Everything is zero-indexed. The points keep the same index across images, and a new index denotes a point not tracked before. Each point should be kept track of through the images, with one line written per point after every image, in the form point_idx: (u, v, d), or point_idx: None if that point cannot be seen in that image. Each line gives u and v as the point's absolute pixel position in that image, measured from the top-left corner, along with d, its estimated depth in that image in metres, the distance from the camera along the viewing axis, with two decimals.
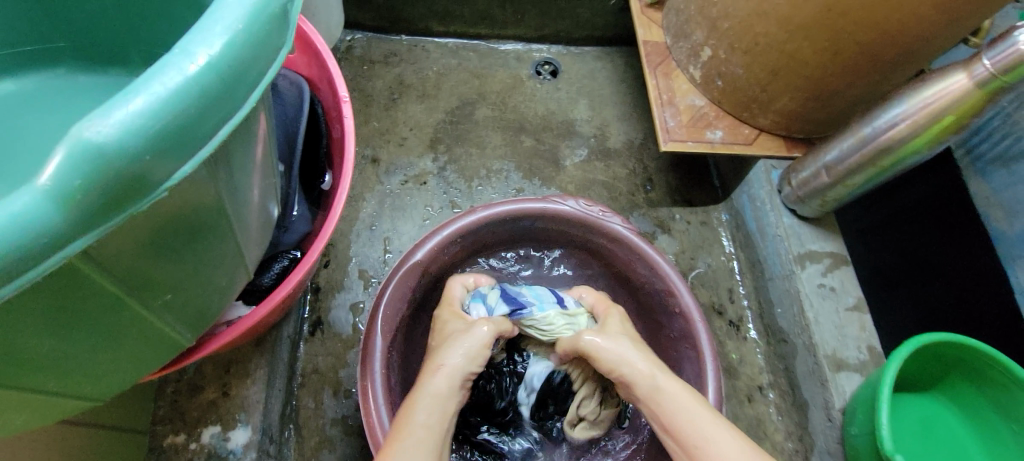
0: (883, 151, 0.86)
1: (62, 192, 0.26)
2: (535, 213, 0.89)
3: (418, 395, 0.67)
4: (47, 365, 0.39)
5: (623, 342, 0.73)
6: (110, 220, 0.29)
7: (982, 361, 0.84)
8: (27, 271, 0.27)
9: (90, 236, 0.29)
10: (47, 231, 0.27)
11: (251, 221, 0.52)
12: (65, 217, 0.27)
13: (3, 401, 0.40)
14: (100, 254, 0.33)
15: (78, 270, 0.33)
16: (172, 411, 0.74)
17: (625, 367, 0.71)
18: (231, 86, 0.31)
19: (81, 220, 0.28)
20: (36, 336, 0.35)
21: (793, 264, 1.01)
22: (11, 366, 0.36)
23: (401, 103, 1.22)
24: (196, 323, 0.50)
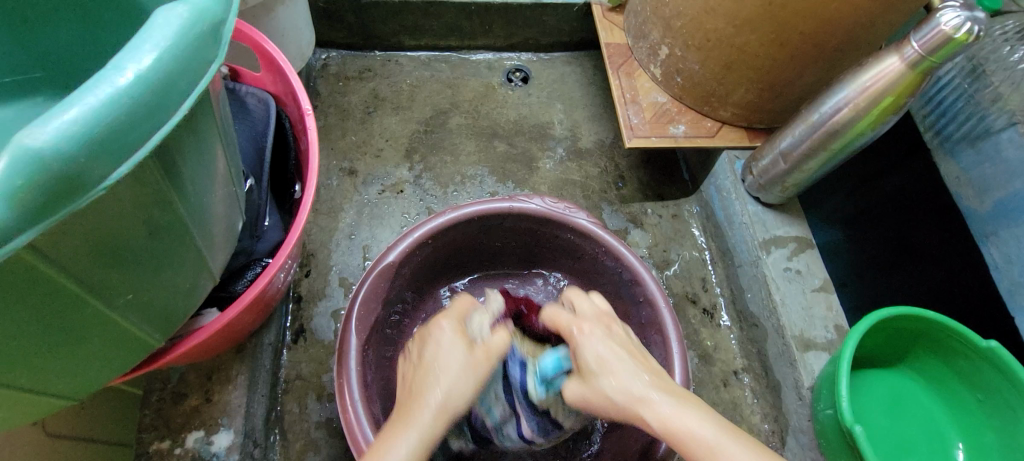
0: (832, 135, 0.90)
1: (7, 193, 0.30)
2: (501, 212, 0.92)
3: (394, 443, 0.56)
4: (17, 360, 0.43)
5: (623, 362, 0.63)
6: (52, 217, 0.33)
7: (941, 333, 0.87)
8: None
9: (30, 234, 0.32)
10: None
11: (215, 226, 0.56)
12: (10, 214, 0.31)
13: None
14: (58, 252, 0.38)
15: (37, 268, 0.37)
16: (157, 418, 0.77)
17: (621, 379, 0.61)
18: (162, 96, 0.35)
19: (24, 217, 0.31)
20: (7, 330, 0.39)
21: (759, 249, 1.04)
22: None
23: (377, 115, 1.26)
24: (163, 324, 0.54)
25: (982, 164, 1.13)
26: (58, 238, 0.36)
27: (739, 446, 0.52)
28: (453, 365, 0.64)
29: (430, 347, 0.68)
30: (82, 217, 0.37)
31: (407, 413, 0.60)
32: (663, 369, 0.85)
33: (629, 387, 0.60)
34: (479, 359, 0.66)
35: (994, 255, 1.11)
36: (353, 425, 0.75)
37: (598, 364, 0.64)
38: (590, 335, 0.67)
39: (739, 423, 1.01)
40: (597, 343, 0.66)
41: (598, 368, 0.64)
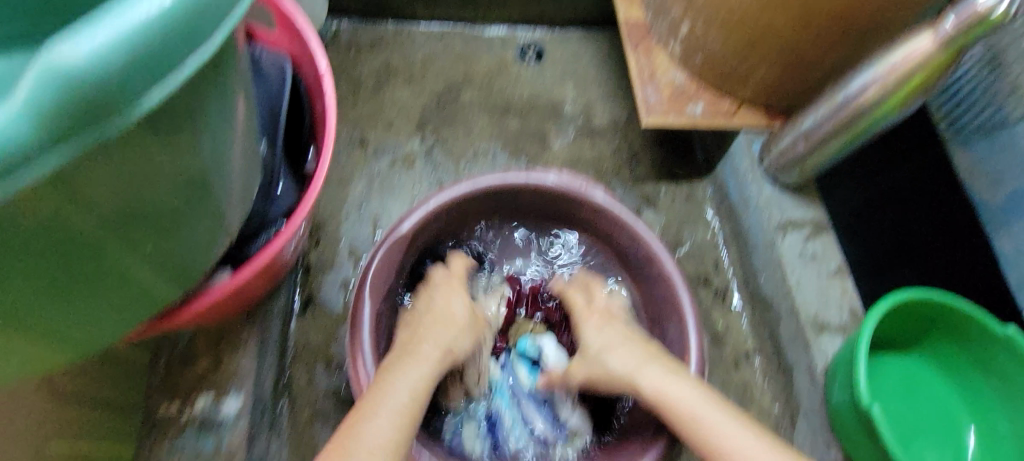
0: (857, 115, 0.89)
1: (34, 108, 0.31)
2: (518, 186, 0.90)
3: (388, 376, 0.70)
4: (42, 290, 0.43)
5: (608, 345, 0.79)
6: (80, 136, 0.34)
7: (959, 317, 0.85)
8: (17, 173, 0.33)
9: (62, 155, 0.34)
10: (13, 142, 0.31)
11: (235, 180, 0.54)
12: (40, 127, 0.32)
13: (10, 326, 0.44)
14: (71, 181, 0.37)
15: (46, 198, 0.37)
16: (166, 381, 0.76)
17: (615, 367, 0.76)
18: (199, 23, 0.36)
19: (52, 132, 0.32)
20: (35, 257, 0.40)
21: (775, 231, 1.03)
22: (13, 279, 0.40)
23: (388, 87, 1.23)
24: (180, 278, 0.54)
25: (997, 155, 1.10)
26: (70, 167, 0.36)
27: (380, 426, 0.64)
28: (406, 372, 0.70)
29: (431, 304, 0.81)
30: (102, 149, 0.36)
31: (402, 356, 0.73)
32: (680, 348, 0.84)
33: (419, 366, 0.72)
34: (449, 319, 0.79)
35: (1005, 246, 1.09)
36: None
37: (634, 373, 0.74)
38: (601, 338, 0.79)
39: (749, 404, 1.00)
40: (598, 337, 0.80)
41: (644, 382, 0.73)
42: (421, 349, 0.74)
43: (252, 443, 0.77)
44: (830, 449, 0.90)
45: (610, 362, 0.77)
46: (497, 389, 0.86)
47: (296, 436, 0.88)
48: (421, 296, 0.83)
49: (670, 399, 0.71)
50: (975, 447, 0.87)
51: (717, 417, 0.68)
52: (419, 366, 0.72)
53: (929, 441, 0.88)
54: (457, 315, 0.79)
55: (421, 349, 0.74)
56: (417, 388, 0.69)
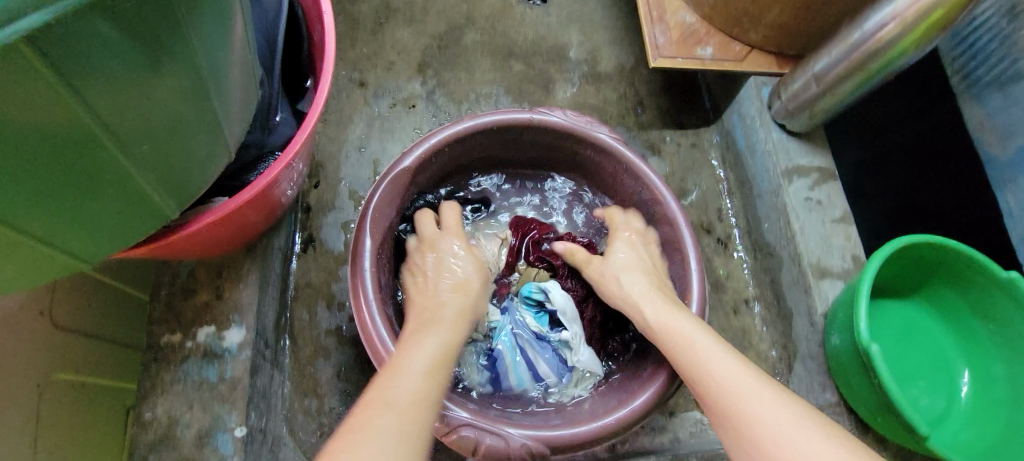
0: (873, 54, 0.86)
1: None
2: (521, 124, 0.88)
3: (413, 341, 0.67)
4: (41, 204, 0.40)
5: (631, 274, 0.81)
6: None
7: (961, 263, 0.85)
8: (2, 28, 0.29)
9: (47, 12, 0.30)
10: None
11: (234, 94, 0.51)
12: None
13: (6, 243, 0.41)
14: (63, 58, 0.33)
15: (39, 75, 0.32)
16: (167, 312, 0.76)
17: (621, 299, 0.79)
18: None
19: None
20: (28, 164, 0.37)
21: (781, 178, 1.01)
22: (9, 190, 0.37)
23: (388, 27, 1.19)
24: (179, 195, 0.51)
25: (1009, 108, 1.09)
26: (62, 36, 0.31)
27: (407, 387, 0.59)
28: (431, 337, 0.68)
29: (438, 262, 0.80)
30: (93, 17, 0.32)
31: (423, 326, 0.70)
32: (681, 287, 0.84)
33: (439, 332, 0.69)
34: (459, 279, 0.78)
35: (1010, 204, 1.11)
36: (371, 332, 0.74)
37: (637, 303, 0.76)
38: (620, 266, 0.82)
39: (747, 349, 1.01)
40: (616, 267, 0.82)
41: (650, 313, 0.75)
42: (441, 314, 0.73)
43: (255, 375, 0.77)
44: (825, 392, 0.91)
45: (625, 278, 0.80)
46: (498, 331, 0.83)
47: (298, 372, 0.88)
48: (421, 258, 0.81)
49: (679, 354, 0.69)
50: (968, 391, 0.88)
51: (725, 365, 0.65)
52: (444, 331, 0.70)
53: (923, 385, 0.89)
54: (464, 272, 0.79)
55: (444, 314, 0.73)
56: (443, 350, 0.67)
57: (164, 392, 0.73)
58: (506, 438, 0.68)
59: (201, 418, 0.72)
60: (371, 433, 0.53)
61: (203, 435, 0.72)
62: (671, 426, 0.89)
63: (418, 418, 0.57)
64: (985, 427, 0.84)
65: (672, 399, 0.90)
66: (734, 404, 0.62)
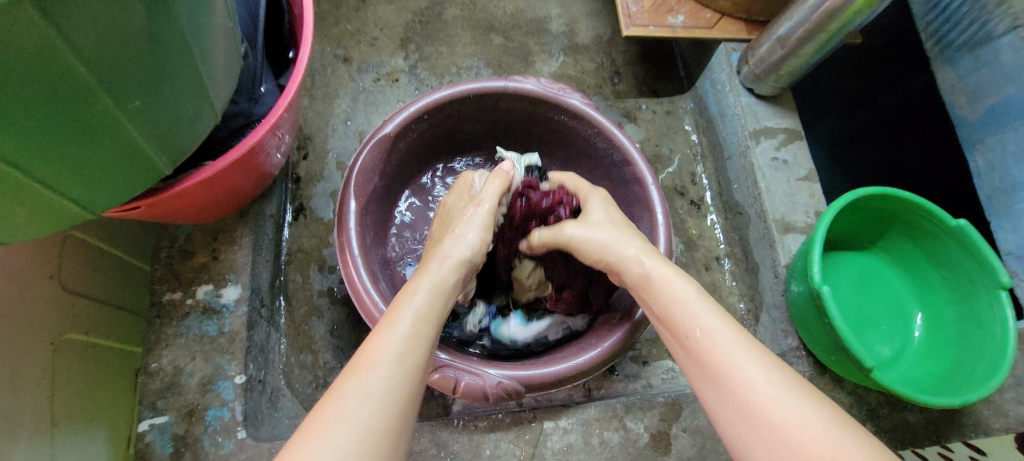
0: (830, 16, 0.90)
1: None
2: (497, 92, 0.93)
3: (387, 325, 0.59)
4: (47, 150, 0.44)
5: (606, 230, 0.73)
6: None
7: (914, 212, 0.90)
8: None
9: None
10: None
11: (217, 57, 0.56)
12: None
13: (15, 189, 0.46)
14: (63, 14, 0.37)
15: (43, 30, 0.36)
16: (168, 272, 0.82)
17: (609, 251, 0.72)
18: None
19: None
20: (33, 113, 0.41)
21: (749, 139, 1.06)
22: (19, 138, 0.42)
23: (370, 4, 1.23)
24: (169, 149, 0.56)
25: (979, 70, 1.11)
26: None
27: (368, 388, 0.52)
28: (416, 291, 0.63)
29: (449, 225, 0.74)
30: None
31: (405, 297, 0.62)
32: (649, 241, 0.90)
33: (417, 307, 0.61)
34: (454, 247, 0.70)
35: (978, 164, 1.12)
36: (357, 286, 0.80)
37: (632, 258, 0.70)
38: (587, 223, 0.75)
39: (717, 302, 1.07)
40: (591, 223, 0.75)
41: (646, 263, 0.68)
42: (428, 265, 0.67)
43: (252, 329, 0.83)
44: (787, 338, 0.97)
45: (613, 234, 0.72)
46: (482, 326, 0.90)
47: (293, 330, 0.94)
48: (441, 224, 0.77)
49: (677, 315, 0.63)
50: (921, 331, 0.94)
51: (720, 329, 0.60)
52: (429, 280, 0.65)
53: (881, 331, 0.95)
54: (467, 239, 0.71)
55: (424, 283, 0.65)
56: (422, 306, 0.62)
57: (168, 344, 0.79)
58: (483, 377, 0.74)
59: (203, 367, 0.78)
60: (333, 414, 0.50)
61: (205, 382, 0.78)
62: (643, 374, 0.95)
63: (382, 389, 0.53)
64: (934, 362, 0.90)
65: (643, 349, 0.97)
66: (725, 372, 0.57)
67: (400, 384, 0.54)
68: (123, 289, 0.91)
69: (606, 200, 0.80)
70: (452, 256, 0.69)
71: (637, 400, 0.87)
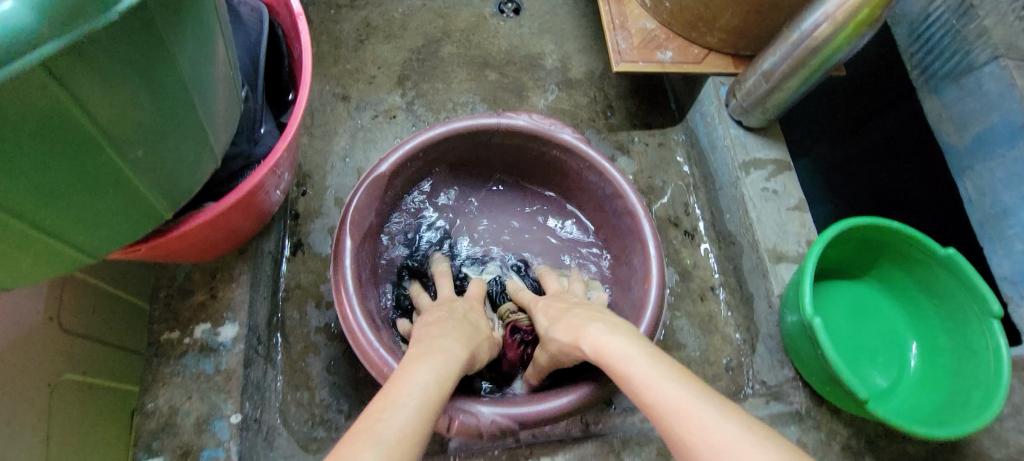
0: (811, 52, 0.93)
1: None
2: (490, 129, 0.95)
3: (394, 390, 0.56)
4: (54, 202, 0.46)
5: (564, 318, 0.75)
6: (75, 32, 0.36)
7: (902, 241, 0.91)
8: (18, 61, 0.34)
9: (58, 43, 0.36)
10: (22, 31, 0.34)
11: (218, 106, 0.59)
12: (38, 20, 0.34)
13: (21, 239, 0.48)
14: (77, 81, 0.39)
15: (58, 96, 0.39)
16: (166, 312, 0.83)
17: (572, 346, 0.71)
18: None
19: (51, 26, 0.35)
20: (43, 169, 0.43)
21: (739, 171, 1.08)
22: (29, 193, 0.44)
23: (369, 43, 1.27)
24: (172, 195, 0.58)
25: (963, 99, 1.13)
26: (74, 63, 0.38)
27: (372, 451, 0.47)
28: (421, 365, 0.61)
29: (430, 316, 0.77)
30: (104, 48, 0.39)
31: (408, 368, 0.61)
32: (643, 272, 0.91)
33: (423, 375, 0.59)
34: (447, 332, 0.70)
35: (969, 189, 1.14)
36: (354, 324, 0.81)
37: (577, 335, 0.69)
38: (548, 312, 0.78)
39: (713, 333, 1.08)
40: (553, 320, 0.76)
41: (588, 346, 0.67)
42: (433, 345, 0.66)
43: (248, 367, 0.84)
44: (784, 368, 0.98)
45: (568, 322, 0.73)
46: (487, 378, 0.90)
47: (290, 367, 0.94)
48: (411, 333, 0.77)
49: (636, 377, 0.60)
50: (918, 360, 0.94)
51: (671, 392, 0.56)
52: (439, 360, 0.63)
53: (878, 361, 0.95)
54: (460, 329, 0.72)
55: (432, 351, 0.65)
56: (430, 380, 0.59)
57: (164, 384, 0.79)
58: (478, 415, 0.75)
59: (199, 406, 0.78)
60: None
61: (201, 422, 0.78)
62: None
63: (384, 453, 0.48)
64: (931, 392, 0.90)
65: None
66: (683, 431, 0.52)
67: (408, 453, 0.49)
68: (123, 328, 0.92)
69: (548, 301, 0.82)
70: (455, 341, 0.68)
71: (635, 435, 0.88)
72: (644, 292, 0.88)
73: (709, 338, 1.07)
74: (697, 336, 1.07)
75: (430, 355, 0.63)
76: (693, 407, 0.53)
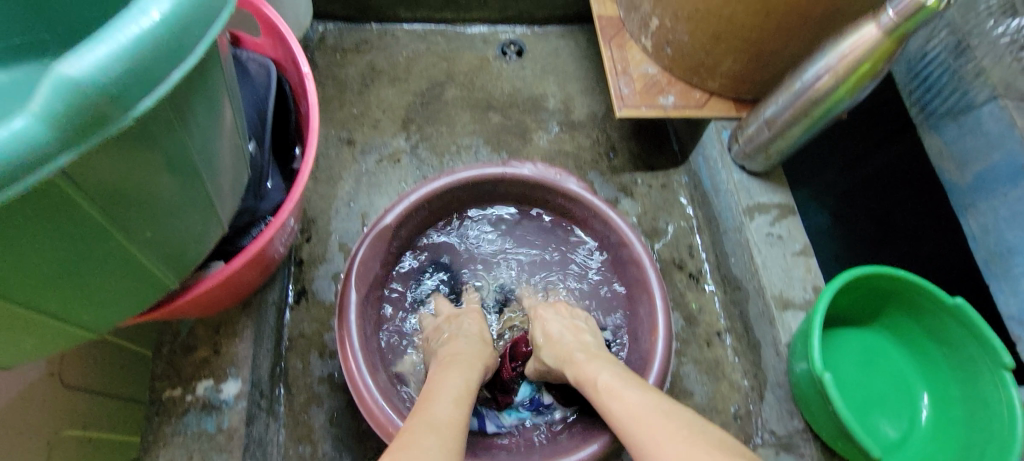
0: (813, 103, 0.94)
1: (48, 113, 0.33)
2: (495, 178, 0.95)
3: (431, 397, 0.64)
4: (57, 286, 0.46)
5: (560, 332, 0.82)
6: (89, 140, 0.36)
7: (911, 290, 0.91)
8: (30, 173, 0.34)
9: (73, 151, 0.35)
10: (34, 143, 0.34)
11: (224, 178, 0.58)
12: (53, 134, 0.34)
13: (24, 322, 0.47)
14: (85, 176, 0.39)
15: (64, 192, 0.39)
16: (169, 368, 0.82)
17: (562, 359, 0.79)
18: (185, 26, 0.38)
19: (66, 138, 0.35)
20: (47, 258, 0.43)
21: (743, 215, 1.08)
22: (32, 280, 0.43)
23: (374, 87, 1.29)
24: (176, 266, 0.57)
25: (964, 137, 1.13)
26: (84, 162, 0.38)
27: (429, 439, 0.55)
28: (449, 374, 0.70)
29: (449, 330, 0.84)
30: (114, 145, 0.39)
31: (438, 379, 0.69)
32: (649, 323, 0.90)
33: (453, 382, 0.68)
34: (467, 345, 0.78)
35: (972, 226, 1.13)
36: (358, 381, 0.80)
37: (567, 356, 0.77)
38: (546, 318, 0.85)
39: (721, 380, 1.07)
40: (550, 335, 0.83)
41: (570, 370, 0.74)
42: (459, 357, 0.75)
43: (250, 424, 0.83)
44: (793, 418, 0.96)
45: (561, 340, 0.81)
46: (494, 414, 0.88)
47: (292, 419, 0.93)
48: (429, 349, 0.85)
49: (604, 386, 0.67)
50: (929, 411, 0.93)
51: (634, 398, 0.63)
52: (463, 368, 0.71)
53: (888, 411, 0.94)
54: (474, 340, 0.81)
55: (460, 361, 0.73)
56: (459, 385, 0.67)
57: (165, 444, 0.78)
58: None
59: None
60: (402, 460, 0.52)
61: None
62: None
63: (435, 440, 0.55)
64: (944, 445, 0.88)
65: None
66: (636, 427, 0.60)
67: (459, 441, 0.57)
68: (126, 383, 0.91)
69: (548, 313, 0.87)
70: (475, 355, 0.77)
71: None
72: (651, 345, 0.87)
73: (717, 385, 1.06)
74: (704, 381, 1.06)
75: (457, 366, 0.72)
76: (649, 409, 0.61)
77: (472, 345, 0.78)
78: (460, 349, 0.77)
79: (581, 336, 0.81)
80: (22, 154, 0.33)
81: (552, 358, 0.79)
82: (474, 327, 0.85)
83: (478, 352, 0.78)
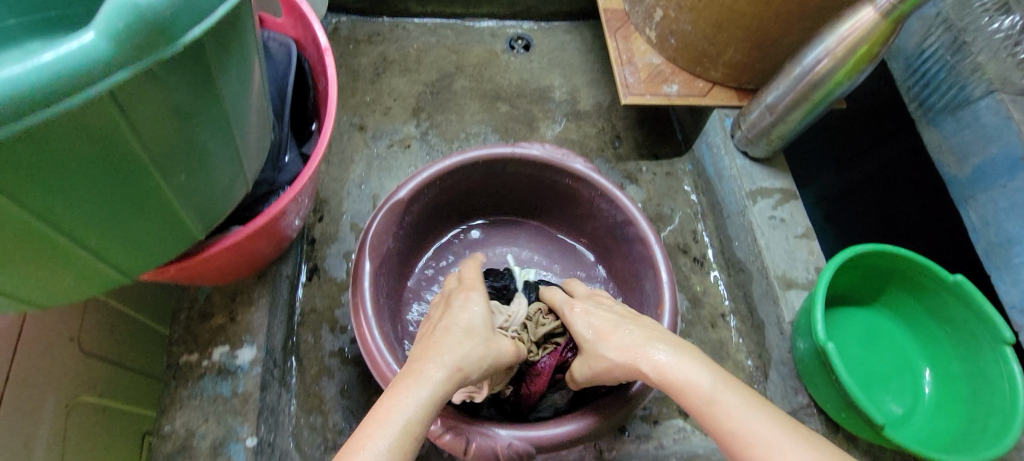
0: (813, 86, 0.97)
1: (111, 31, 0.36)
2: (504, 157, 0.98)
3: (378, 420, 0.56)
4: (95, 222, 0.48)
5: (621, 329, 0.73)
6: (142, 61, 0.39)
7: (912, 269, 0.92)
8: (89, 87, 0.37)
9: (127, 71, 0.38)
10: (97, 59, 0.36)
11: (251, 135, 0.61)
12: (113, 52, 0.37)
13: (68, 256, 0.50)
14: (133, 106, 0.42)
15: (113, 120, 0.41)
16: (186, 334, 0.84)
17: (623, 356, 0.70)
18: None
19: (123, 57, 0.37)
20: (90, 189, 0.45)
21: (746, 199, 1.11)
22: (75, 210, 0.46)
23: (385, 76, 1.32)
24: (203, 217, 0.60)
25: (961, 131, 1.14)
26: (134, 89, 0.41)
27: None
28: (419, 384, 0.60)
29: (450, 317, 0.72)
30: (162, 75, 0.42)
31: (399, 388, 0.60)
32: (654, 297, 0.92)
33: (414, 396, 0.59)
34: (461, 339, 0.67)
35: (972, 218, 1.13)
36: (371, 347, 0.82)
37: (637, 355, 0.68)
38: (584, 313, 0.78)
39: (725, 359, 1.08)
40: (607, 328, 0.74)
41: (649, 368, 0.67)
42: (433, 360, 0.63)
43: (264, 390, 0.84)
44: (798, 394, 0.98)
45: (620, 337, 0.72)
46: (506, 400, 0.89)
47: (304, 390, 0.95)
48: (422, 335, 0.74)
49: (715, 406, 0.60)
50: (931, 387, 0.94)
51: (755, 422, 0.58)
52: (431, 382, 0.60)
53: (892, 388, 0.95)
54: (469, 334, 0.68)
55: (432, 367, 0.62)
56: (420, 407, 0.58)
57: (181, 406, 0.80)
58: (494, 437, 0.75)
59: (216, 429, 0.79)
60: None
61: (217, 445, 0.78)
62: (655, 434, 0.94)
63: None
64: (946, 420, 0.89)
65: (653, 407, 0.96)
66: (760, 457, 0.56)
67: None
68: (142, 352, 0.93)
69: (590, 309, 0.79)
70: (461, 360, 0.64)
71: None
72: (656, 318, 0.89)
73: (721, 365, 1.07)
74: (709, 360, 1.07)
75: (428, 377, 0.61)
76: (774, 439, 0.56)
77: (465, 346, 0.66)
78: (446, 349, 0.65)
79: (648, 331, 0.72)
80: (83, 68, 0.36)
81: (617, 358, 0.71)
82: (469, 323, 0.70)
83: (474, 352, 0.66)
